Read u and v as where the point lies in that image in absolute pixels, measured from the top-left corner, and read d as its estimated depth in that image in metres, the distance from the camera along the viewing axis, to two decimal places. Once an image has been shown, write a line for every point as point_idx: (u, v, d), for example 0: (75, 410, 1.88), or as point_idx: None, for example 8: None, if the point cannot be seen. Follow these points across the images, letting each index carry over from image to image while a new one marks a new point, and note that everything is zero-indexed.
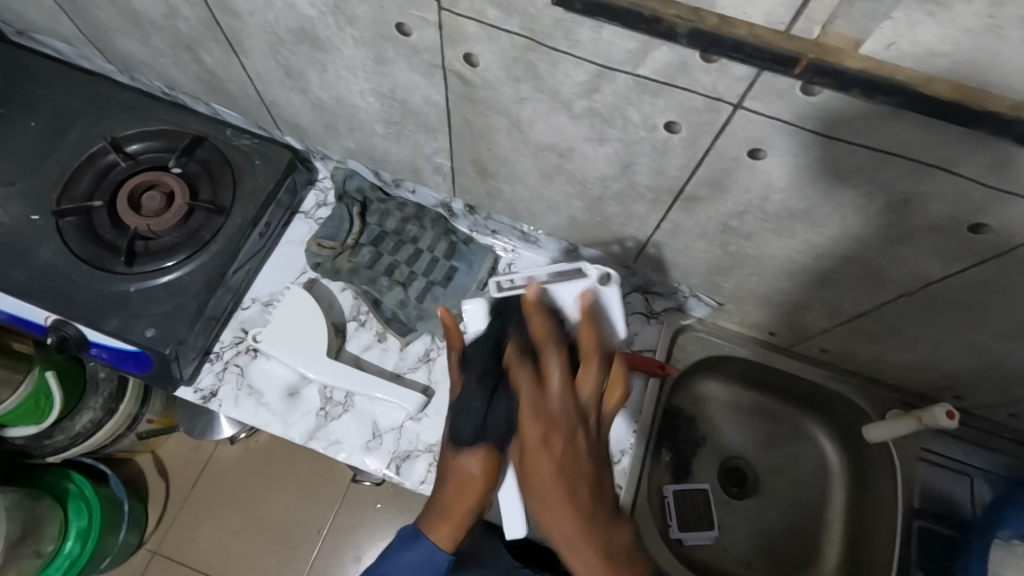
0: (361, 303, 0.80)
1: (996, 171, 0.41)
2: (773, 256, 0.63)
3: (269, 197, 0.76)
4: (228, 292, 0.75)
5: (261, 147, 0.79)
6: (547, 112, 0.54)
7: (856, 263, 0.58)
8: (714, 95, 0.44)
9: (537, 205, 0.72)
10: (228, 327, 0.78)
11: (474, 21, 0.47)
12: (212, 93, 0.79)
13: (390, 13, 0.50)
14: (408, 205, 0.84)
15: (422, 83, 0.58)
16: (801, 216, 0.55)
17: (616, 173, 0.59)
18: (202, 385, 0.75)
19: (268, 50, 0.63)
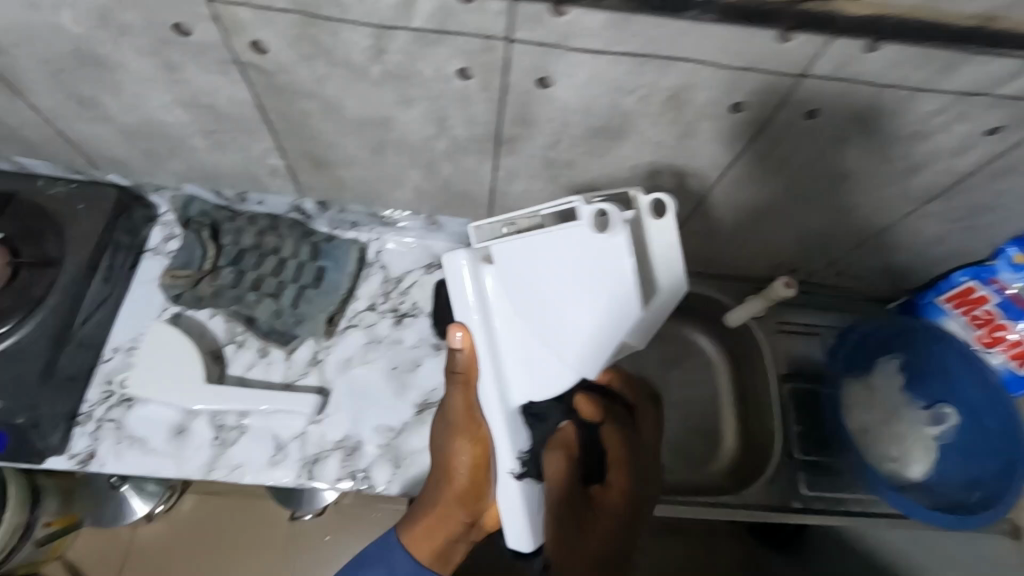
0: (234, 325, 0.77)
1: (727, 52, 0.48)
2: (600, 179, 0.68)
3: (102, 241, 0.74)
4: (83, 348, 0.72)
5: (83, 192, 0.77)
6: (349, 85, 0.56)
7: (667, 167, 0.65)
8: (485, 33, 0.48)
9: (380, 183, 0.74)
10: (94, 384, 0.73)
11: (242, 7, 0.48)
12: (10, 145, 0.73)
13: (161, 14, 0.49)
14: (258, 217, 0.81)
15: (220, 82, 0.57)
16: (612, 132, 0.60)
17: (436, 131, 0.62)
18: (77, 449, 0.69)
19: (60, 84, 0.61)
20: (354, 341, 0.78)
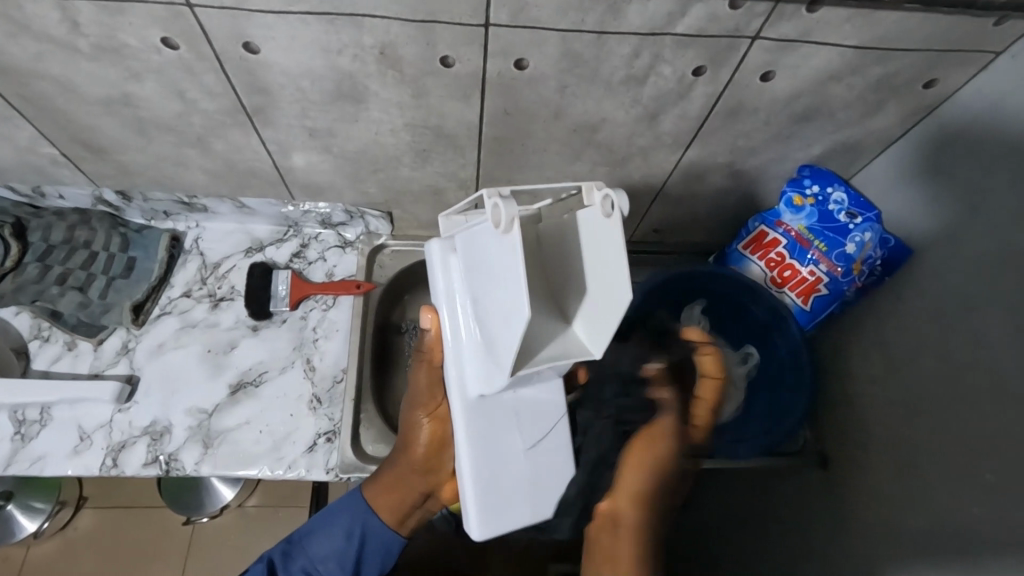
0: (275, 229, 0.91)
1: (681, 119, 0.69)
2: (671, 229, 0.95)
3: (135, 234, 0.86)
4: (193, 247, 0.89)
5: (67, 207, 0.84)
6: (296, 78, 0.60)
7: (705, 223, 0.93)
8: (704, 31, 0.56)
9: (232, 229, 0.90)
10: (190, 268, 0.88)
11: (295, 29, 0.54)
12: (85, 212, 0.85)
13: (117, 59, 0.57)
14: (246, 212, 0.88)
15: (132, 137, 0.70)
16: (709, 153, 0.76)
17: (501, 153, 0.74)
18: (111, 347, 0.82)
19: (399, 210, 0.88)
20: (283, 338, 0.85)
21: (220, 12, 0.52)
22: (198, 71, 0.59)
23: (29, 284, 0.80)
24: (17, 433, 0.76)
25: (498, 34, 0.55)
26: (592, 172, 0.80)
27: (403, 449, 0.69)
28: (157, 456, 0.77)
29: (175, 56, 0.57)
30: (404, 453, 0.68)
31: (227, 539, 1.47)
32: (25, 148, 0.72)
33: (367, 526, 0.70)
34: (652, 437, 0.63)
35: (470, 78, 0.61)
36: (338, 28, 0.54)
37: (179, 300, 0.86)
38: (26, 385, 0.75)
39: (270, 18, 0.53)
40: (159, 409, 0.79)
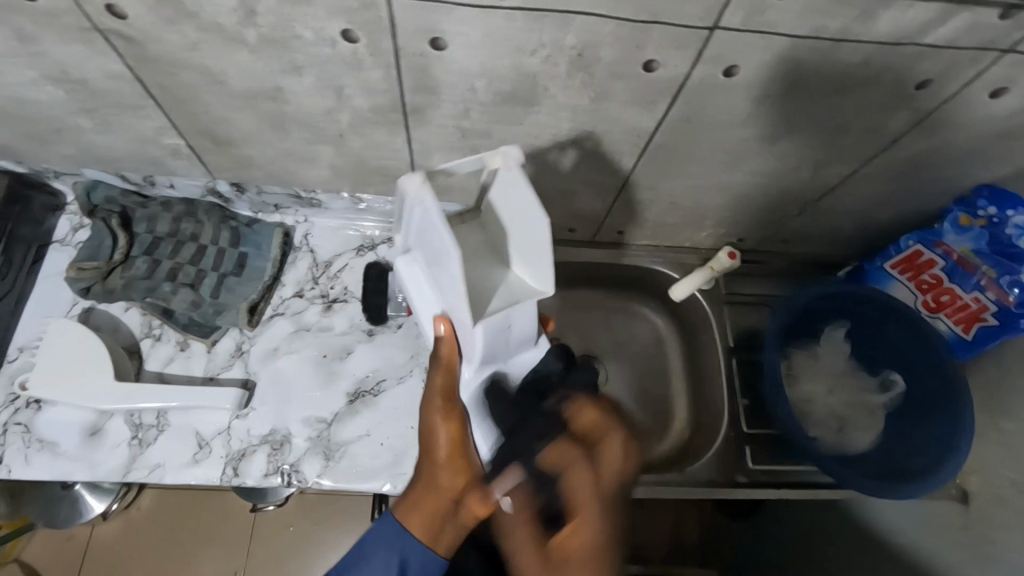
0: (387, 227, 0.85)
1: (874, 133, 0.62)
2: (805, 242, 0.89)
3: (245, 229, 0.81)
4: (304, 244, 0.84)
5: (174, 199, 0.80)
6: (473, 78, 0.54)
7: (846, 236, 0.87)
8: (954, 43, 0.49)
9: (342, 225, 0.85)
10: (300, 266, 0.83)
11: (497, 25, 0.48)
12: (192, 204, 0.80)
13: (286, 53, 0.51)
14: (361, 207, 0.82)
15: (268, 132, 0.64)
16: (884, 169, 0.70)
17: (660, 161, 0.68)
18: (225, 347, 0.78)
19: None
20: (398, 344, 0.81)
21: (418, 4, 0.46)
22: (366, 67, 0.53)
23: (137, 281, 0.76)
24: (135, 438, 0.72)
25: (722, 38, 0.49)
26: (748, 184, 0.73)
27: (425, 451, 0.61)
28: (279, 468, 0.73)
29: (349, 50, 0.51)
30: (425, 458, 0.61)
31: (288, 527, 1.45)
32: (148, 139, 0.67)
33: (405, 554, 0.58)
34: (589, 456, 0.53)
35: (668, 85, 0.55)
36: (543, 26, 0.48)
37: (291, 301, 0.81)
38: (147, 388, 0.72)
39: (473, 12, 0.47)
40: (276, 417, 0.75)
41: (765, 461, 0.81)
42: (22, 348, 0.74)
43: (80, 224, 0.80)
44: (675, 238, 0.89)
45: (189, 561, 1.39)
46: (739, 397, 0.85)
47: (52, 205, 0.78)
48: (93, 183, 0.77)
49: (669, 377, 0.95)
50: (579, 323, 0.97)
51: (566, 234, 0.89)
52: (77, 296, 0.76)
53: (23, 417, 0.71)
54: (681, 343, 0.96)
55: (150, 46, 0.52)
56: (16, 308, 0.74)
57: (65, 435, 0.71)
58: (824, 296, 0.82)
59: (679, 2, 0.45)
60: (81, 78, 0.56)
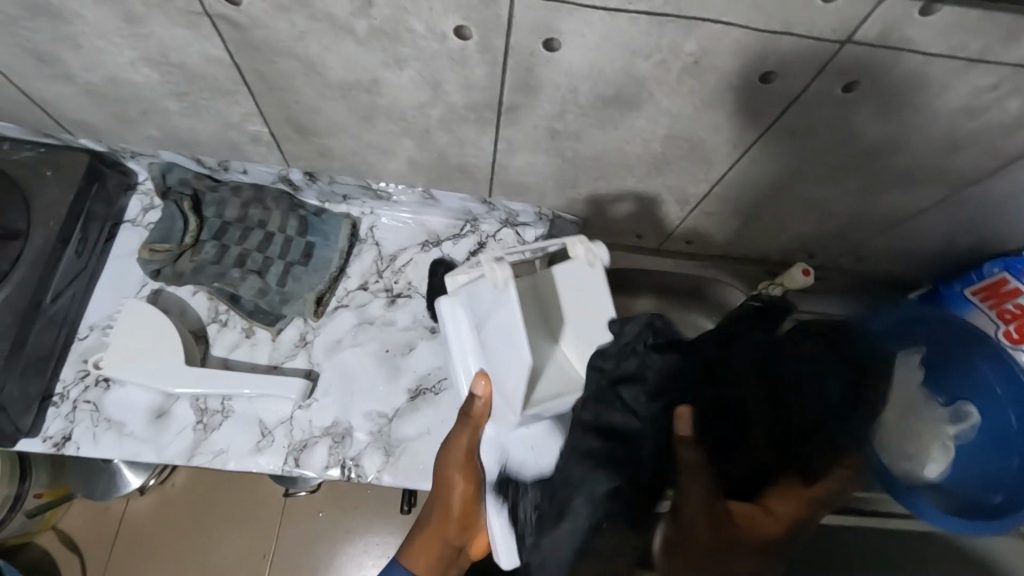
0: (453, 223, 0.84)
1: (983, 157, 0.60)
2: (879, 262, 0.86)
3: (313, 218, 0.81)
4: (370, 236, 0.83)
5: (245, 184, 0.80)
6: (579, 80, 0.53)
7: (924, 259, 0.84)
8: None
9: (409, 219, 0.84)
10: (366, 258, 0.82)
11: (618, 28, 0.46)
12: (263, 190, 0.80)
13: (393, 45, 0.50)
14: (430, 203, 0.81)
15: (355, 123, 0.63)
16: (982, 193, 0.67)
17: (751, 172, 0.66)
18: (289, 336, 0.77)
19: (594, 216, 0.80)
20: None
21: (542, 3, 0.44)
22: (472, 65, 0.52)
23: (207, 265, 0.76)
24: (200, 422, 0.72)
25: (852, 52, 0.47)
26: (836, 200, 0.71)
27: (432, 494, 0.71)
28: (340, 460, 0.72)
29: (459, 46, 0.50)
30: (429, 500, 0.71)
31: (319, 512, 1.42)
32: (233, 124, 0.67)
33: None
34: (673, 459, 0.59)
35: (781, 97, 0.53)
36: (666, 31, 0.46)
37: (356, 293, 0.80)
38: (214, 373, 0.72)
39: (596, 14, 0.45)
40: (338, 410, 0.75)
41: None
42: (94, 325, 0.74)
43: (150, 204, 0.80)
44: (744, 250, 0.87)
45: (219, 539, 1.38)
46: None
47: (125, 183, 0.79)
48: (168, 165, 0.78)
49: None
50: None
51: (632, 240, 0.88)
52: (148, 277, 0.77)
53: (92, 395, 0.71)
54: None
55: (257, 33, 0.51)
56: (88, 285, 0.75)
57: (133, 415, 0.71)
58: (900, 319, 0.79)
59: (816, 13, 0.43)
60: (180, 62, 0.56)
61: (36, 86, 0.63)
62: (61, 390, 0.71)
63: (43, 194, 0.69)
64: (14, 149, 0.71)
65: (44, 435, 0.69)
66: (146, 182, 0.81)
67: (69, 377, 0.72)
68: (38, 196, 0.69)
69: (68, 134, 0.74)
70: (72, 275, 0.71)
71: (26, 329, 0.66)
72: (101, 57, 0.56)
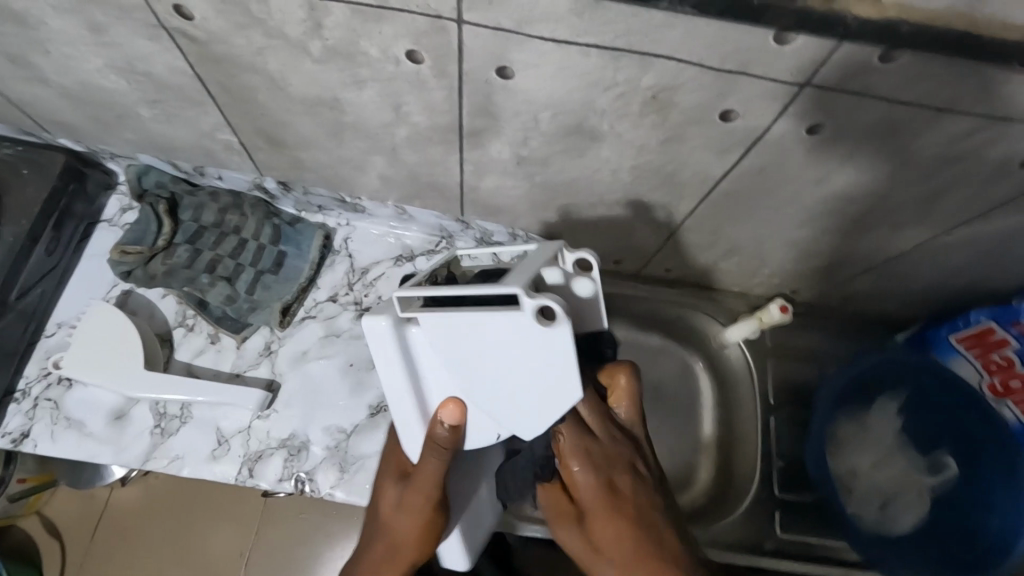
0: (429, 239, 0.84)
1: (961, 202, 0.57)
2: (866, 303, 0.84)
3: (288, 227, 0.81)
4: (345, 248, 0.83)
5: (222, 190, 0.80)
6: (538, 108, 0.52)
7: (912, 302, 0.81)
8: None
9: (385, 232, 0.84)
10: (339, 270, 0.82)
11: (569, 58, 0.45)
12: (239, 197, 0.80)
13: (347, 64, 0.50)
14: (406, 218, 0.80)
15: (323, 138, 0.63)
16: (964, 239, 0.64)
17: (723, 206, 0.64)
18: (255, 345, 0.77)
19: (571, 241, 0.79)
20: None
21: (490, 32, 0.44)
22: (429, 88, 0.51)
23: (177, 270, 0.76)
24: (157, 427, 0.72)
25: (813, 96, 0.45)
26: (814, 238, 0.69)
27: (373, 518, 0.56)
28: (294, 474, 0.72)
29: (414, 69, 0.49)
30: (371, 526, 0.56)
31: (300, 514, 1.40)
32: (204, 132, 0.67)
33: None
34: (588, 426, 0.49)
35: (745, 135, 0.51)
36: (619, 65, 0.45)
37: (325, 304, 0.80)
38: (173, 379, 0.72)
39: (547, 45, 0.44)
40: (297, 422, 0.74)
41: (793, 529, 0.77)
42: (62, 324, 0.75)
43: (129, 205, 0.81)
44: (725, 281, 0.85)
45: (191, 539, 1.37)
46: (774, 457, 0.81)
47: (105, 183, 0.79)
48: (145, 168, 0.78)
49: None
50: None
51: (612, 264, 0.86)
52: (117, 279, 0.77)
53: (53, 393, 0.72)
54: None
55: (214, 46, 0.51)
56: (59, 283, 0.75)
57: (92, 415, 0.72)
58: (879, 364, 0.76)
59: (771, 55, 0.42)
60: (146, 71, 0.56)
61: (14, 86, 0.64)
62: (23, 387, 0.72)
63: (18, 191, 0.70)
64: None
65: (3, 431, 0.70)
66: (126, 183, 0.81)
67: (32, 374, 0.72)
68: (12, 194, 0.70)
69: (47, 133, 0.74)
70: (41, 273, 0.72)
71: None
72: (69, 62, 0.57)
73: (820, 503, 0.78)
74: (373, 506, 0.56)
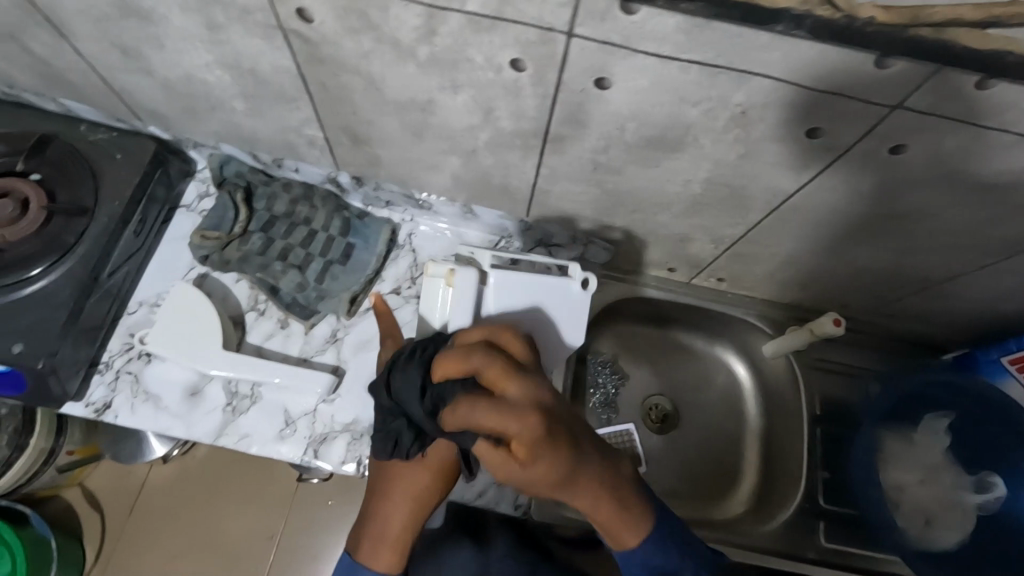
0: (489, 239, 0.86)
1: None
2: (913, 323, 0.85)
3: (355, 220, 0.84)
4: (407, 243, 0.85)
5: (295, 182, 0.84)
6: (625, 119, 0.54)
7: (960, 324, 0.82)
8: None
9: (446, 230, 0.86)
10: (401, 263, 0.84)
11: (666, 74, 0.48)
12: (311, 189, 0.83)
13: (448, 70, 0.53)
14: (468, 217, 0.83)
15: (406, 138, 0.66)
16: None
17: (789, 220, 0.66)
18: (321, 331, 0.80)
19: (629, 247, 0.81)
20: None
21: (597, 46, 0.46)
22: (523, 95, 0.54)
23: (252, 256, 0.80)
24: (230, 404, 0.76)
25: (900, 118, 0.47)
26: (873, 256, 0.70)
27: (400, 463, 0.64)
28: (357, 457, 0.74)
29: (513, 77, 0.52)
30: (394, 472, 0.64)
31: (327, 501, 1.38)
32: (292, 128, 0.70)
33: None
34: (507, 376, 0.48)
35: (826, 154, 0.53)
36: (714, 82, 0.47)
37: (388, 296, 0.83)
38: (247, 359, 0.75)
39: (650, 60, 0.46)
40: (359, 408, 0.77)
41: (838, 539, 0.78)
42: (142, 302, 0.79)
43: (206, 192, 0.85)
44: (776, 293, 0.86)
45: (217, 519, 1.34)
46: (819, 468, 0.83)
47: (184, 171, 0.83)
48: (226, 158, 0.82)
49: (739, 433, 0.91)
50: (656, 362, 0.94)
51: (664, 272, 0.88)
52: (196, 261, 0.81)
53: (134, 367, 0.76)
54: (758, 404, 0.92)
55: (324, 48, 0.54)
56: (141, 263, 0.79)
57: (169, 390, 0.75)
58: None
59: (866, 77, 0.44)
60: (250, 67, 0.59)
61: (118, 77, 0.67)
62: (107, 359, 0.76)
63: (113, 175, 0.74)
64: (90, 132, 0.77)
65: (87, 400, 0.74)
66: (204, 171, 0.85)
67: (115, 348, 0.76)
68: (105, 177, 0.74)
69: (138, 120, 0.78)
70: (130, 252, 0.76)
71: (83, 301, 0.70)
72: (179, 58, 0.61)
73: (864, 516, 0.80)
74: (394, 455, 0.65)
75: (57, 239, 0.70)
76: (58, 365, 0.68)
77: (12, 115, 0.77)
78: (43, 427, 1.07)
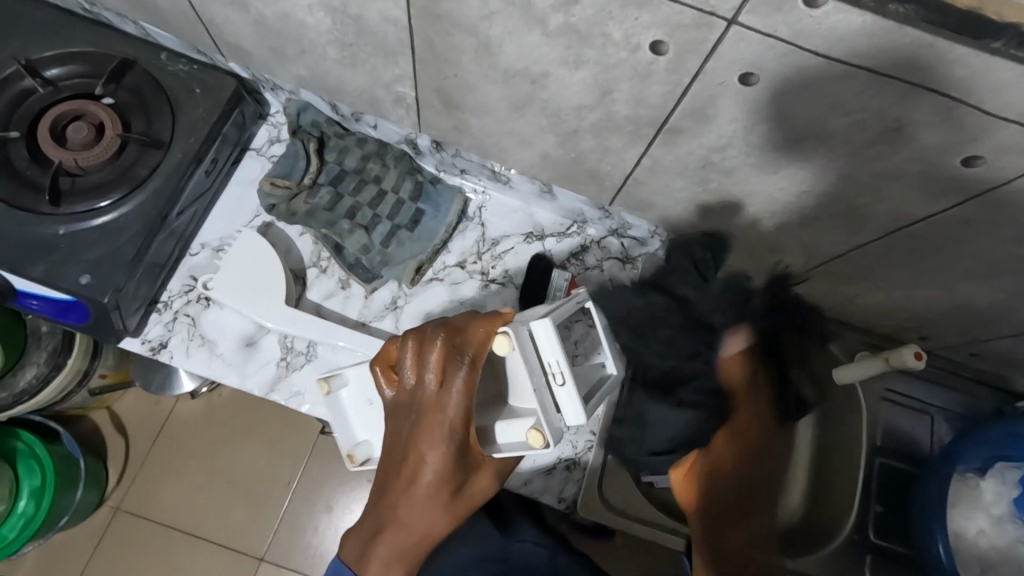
0: (563, 223, 0.82)
1: None
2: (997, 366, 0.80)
3: (425, 185, 0.80)
4: (477, 215, 0.82)
5: (369, 139, 0.80)
6: (758, 117, 0.50)
7: None
8: None
9: (517, 204, 0.82)
10: (468, 235, 0.81)
11: (826, 76, 0.43)
12: (386, 150, 0.80)
13: (579, 40, 0.48)
14: (544, 194, 0.79)
15: (505, 107, 0.62)
16: None
17: (901, 245, 0.61)
18: (383, 297, 0.78)
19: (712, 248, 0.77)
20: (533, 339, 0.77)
21: (759, 38, 0.42)
22: (652, 81, 0.50)
23: (319, 211, 0.77)
24: (284, 359, 0.74)
25: None
26: (980, 293, 0.66)
27: (414, 482, 0.50)
28: None
29: (649, 59, 0.47)
30: (410, 492, 0.51)
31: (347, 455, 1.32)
32: (382, 82, 0.67)
33: None
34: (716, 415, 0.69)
35: (975, 184, 0.49)
36: (877, 93, 0.43)
37: (452, 269, 0.79)
38: (305, 316, 0.73)
39: (810, 60, 0.42)
40: None
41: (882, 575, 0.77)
42: (204, 245, 0.77)
43: (277, 137, 0.81)
44: (853, 317, 0.82)
45: (230, 457, 1.31)
46: (872, 502, 0.80)
47: (257, 113, 0.80)
48: (304, 104, 0.78)
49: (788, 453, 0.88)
50: None
51: None
52: (262, 209, 0.79)
53: (192, 310, 0.74)
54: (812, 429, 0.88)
55: (444, 4, 0.50)
56: (208, 204, 0.77)
57: (225, 337, 0.74)
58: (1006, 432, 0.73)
59: None
60: (357, 14, 0.56)
61: (210, 7, 0.64)
62: (166, 299, 0.74)
63: (191, 111, 0.72)
64: (170, 60, 0.74)
65: (144, 337, 0.73)
66: (277, 114, 0.81)
67: (174, 289, 0.75)
68: (184, 111, 0.72)
69: (220, 56, 0.75)
70: (198, 191, 0.74)
71: (152, 238, 0.68)
72: None
73: (912, 554, 0.78)
74: (415, 473, 0.50)
75: (132, 171, 0.68)
76: (121, 300, 0.66)
77: (90, 32, 0.74)
78: (83, 347, 1.01)
